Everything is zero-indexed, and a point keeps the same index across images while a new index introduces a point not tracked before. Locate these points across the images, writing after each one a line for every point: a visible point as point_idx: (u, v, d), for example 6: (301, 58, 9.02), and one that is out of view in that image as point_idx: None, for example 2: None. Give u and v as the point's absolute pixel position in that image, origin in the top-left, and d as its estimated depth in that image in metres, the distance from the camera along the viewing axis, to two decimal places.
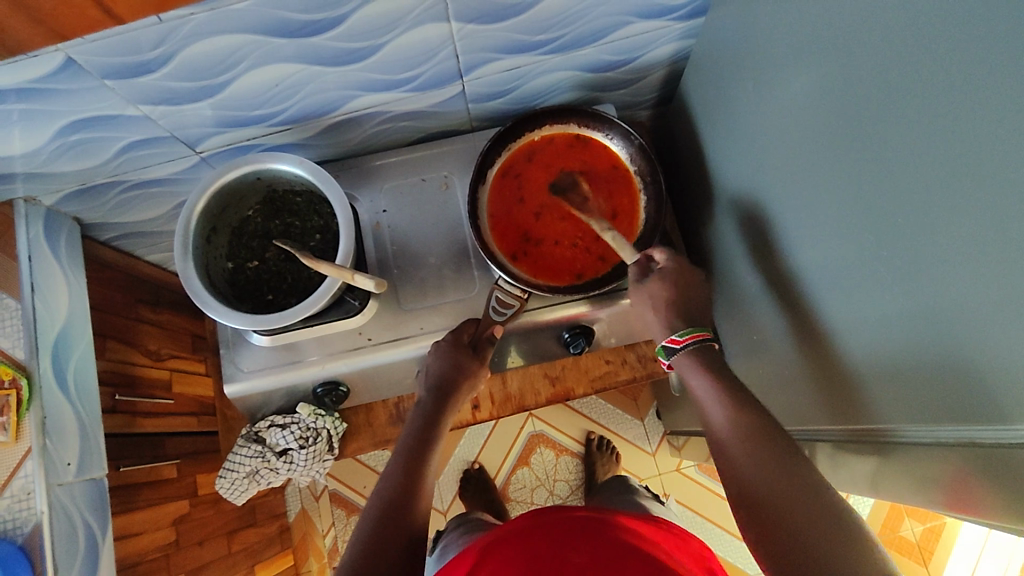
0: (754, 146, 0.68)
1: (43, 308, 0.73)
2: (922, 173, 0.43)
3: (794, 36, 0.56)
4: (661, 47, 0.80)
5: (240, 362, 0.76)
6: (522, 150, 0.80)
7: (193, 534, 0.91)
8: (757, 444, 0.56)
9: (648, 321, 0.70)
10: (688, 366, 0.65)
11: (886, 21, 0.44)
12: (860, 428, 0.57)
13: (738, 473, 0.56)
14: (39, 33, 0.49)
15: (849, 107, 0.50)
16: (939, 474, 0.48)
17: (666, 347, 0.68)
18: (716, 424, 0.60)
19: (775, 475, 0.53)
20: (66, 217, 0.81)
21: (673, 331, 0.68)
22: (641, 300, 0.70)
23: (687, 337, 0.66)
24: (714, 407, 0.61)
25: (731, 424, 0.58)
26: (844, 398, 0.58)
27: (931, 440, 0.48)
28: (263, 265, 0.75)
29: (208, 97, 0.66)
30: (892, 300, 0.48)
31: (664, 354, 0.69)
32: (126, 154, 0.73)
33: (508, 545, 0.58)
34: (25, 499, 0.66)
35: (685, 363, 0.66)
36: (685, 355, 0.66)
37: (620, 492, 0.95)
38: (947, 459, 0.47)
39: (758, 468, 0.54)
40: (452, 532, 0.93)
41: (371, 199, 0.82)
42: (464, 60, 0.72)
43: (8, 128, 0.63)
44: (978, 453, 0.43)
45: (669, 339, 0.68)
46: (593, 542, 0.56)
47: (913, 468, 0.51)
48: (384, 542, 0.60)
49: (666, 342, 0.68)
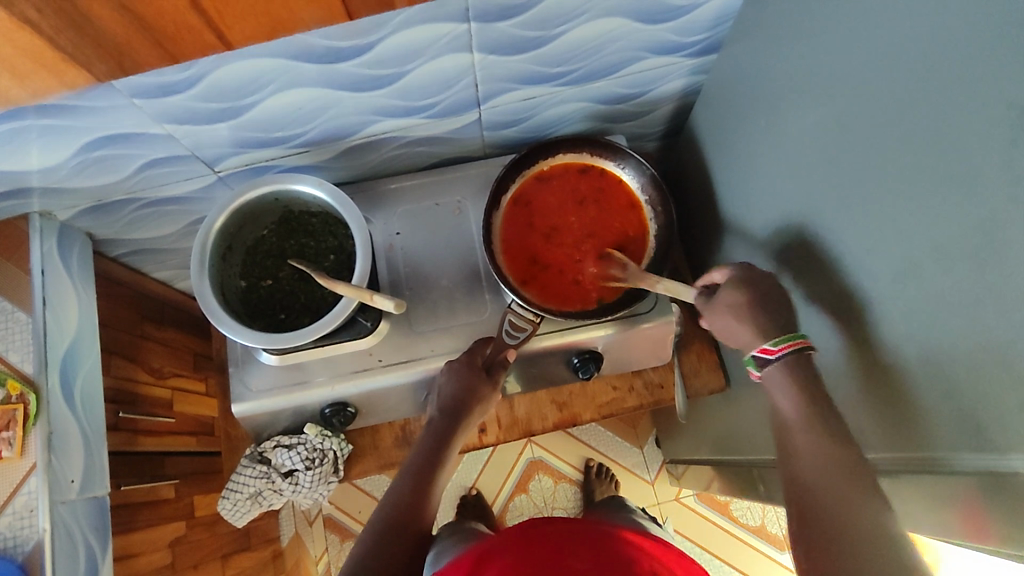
0: (765, 180, 0.70)
1: (53, 322, 0.72)
2: (936, 207, 0.44)
3: (804, 76, 0.58)
4: (671, 82, 0.83)
5: (249, 381, 0.76)
6: (535, 177, 0.82)
7: (189, 557, 0.90)
8: (821, 446, 0.58)
9: (733, 330, 0.66)
10: (780, 382, 0.62)
11: (895, 62, 0.46)
12: (876, 458, 0.58)
13: (795, 474, 0.59)
14: (153, 54, 0.54)
15: (862, 142, 0.51)
16: (951, 503, 0.49)
17: (757, 357, 0.64)
18: (788, 418, 0.61)
19: (831, 482, 0.56)
20: (79, 231, 0.81)
21: (766, 339, 0.63)
22: (721, 312, 0.67)
23: (782, 346, 0.62)
24: (771, 375, 0.63)
25: (799, 422, 0.59)
26: (863, 427, 0.59)
27: (942, 468, 0.49)
28: (276, 284, 0.76)
29: (229, 118, 0.68)
30: (907, 334, 0.50)
31: (754, 364, 0.65)
32: (144, 171, 0.73)
33: (509, 551, 0.59)
34: (27, 517, 0.65)
35: (775, 377, 0.62)
36: (778, 367, 0.62)
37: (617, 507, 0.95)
38: (958, 488, 0.47)
39: (818, 471, 0.57)
40: (445, 539, 0.93)
41: (386, 222, 0.84)
42: (483, 89, 0.74)
43: (28, 145, 0.63)
44: (986, 480, 0.44)
45: (762, 349, 0.63)
46: (595, 551, 0.58)
47: (925, 497, 0.52)
48: (384, 560, 0.62)
49: (759, 351, 0.64)
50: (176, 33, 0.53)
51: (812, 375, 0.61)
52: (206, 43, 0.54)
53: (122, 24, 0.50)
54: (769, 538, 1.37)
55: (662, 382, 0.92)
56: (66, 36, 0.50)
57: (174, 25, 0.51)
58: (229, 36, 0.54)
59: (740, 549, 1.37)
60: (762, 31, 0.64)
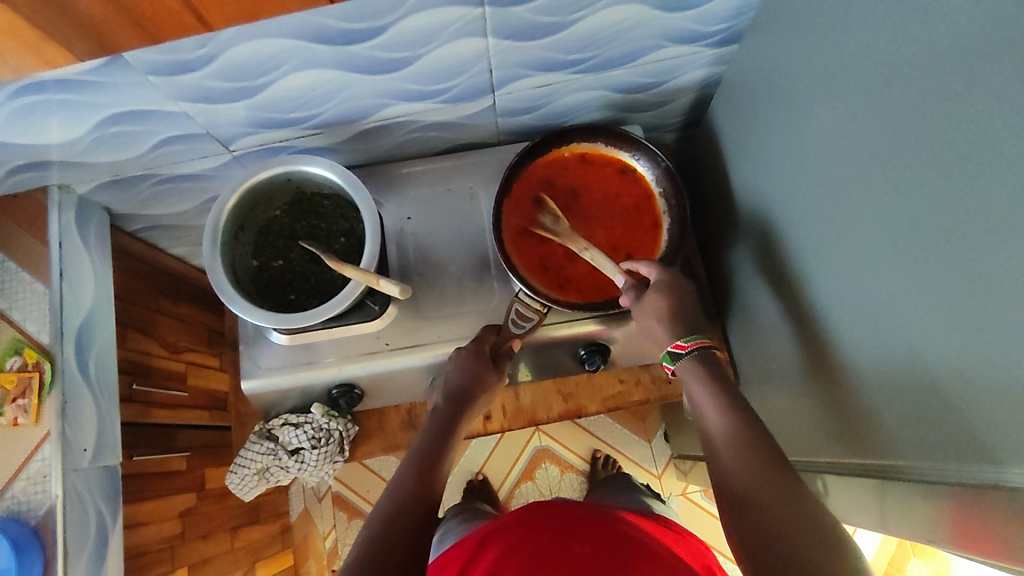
0: (780, 176, 0.68)
1: (70, 294, 0.74)
2: (950, 210, 0.43)
3: (823, 71, 0.56)
4: (691, 72, 0.81)
5: (259, 359, 0.77)
6: (548, 166, 0.81)
7: (198, 528, 0.92)
8: (741, 447, 0.57)
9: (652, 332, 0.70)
10: (690, 373, 0.66)
11: (916, 59, 0.44)
12: (868, 463, 0.57)
13: (725, 476, 0.57)
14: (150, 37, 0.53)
15: (877, 140, 0.50)
16: (945, 513, 0.48)
17: (670, 353, 0.69)
18: (715, 432, 0.60)
19: (764, 484, 0.54)
20: (97, 205, 0.82)
21: (677, 337, 0.69)
22: (645, 315, 0.70)
23: (691, 343, 0.68)
24: (682, 368, 0.67)
25: (728, 432, 0.59)
26: (856, 431, 0.58)
27: (938, 479, 0.48)
28: (287, 265, 0.76)
29: (245, 98, 0.68)
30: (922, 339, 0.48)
31: (669, 360, 0.69)
32: (161, 148, 0.74)
33: (509, 536, 0.63)
34: (40, 482, 0.67)
35: (688, 369, 0.67)
36: (688, 361, 0.67)
37: (621, 490, 0.95)
38: (953, 499, 0.46)
39: (754, 482, 0.55)
40: (451, 520, 0.96)
41: (397, 206, 0.84)
42: (498, 75, 0.73)
43: (47, 119, 0.64)
44: (986, 489, 0.43)
45: (675, 345, 0.68)
46: (596, 536, 0.60)
47: (917, 505, 0.51)
48: (398, 539, 0.60)
49: (671, 347, 0.69)
50: (153, 13, 0.52)
51: None
52: (185, 24, 0.53)
53: (99, 5, 0.49)
54: None
55: (670, 377, 0.91)
56: (46, 16, 0.49)
57: (151, 6, 0.51)
58: (210, 17, 0.53)
59: None
60: (784, 21, 0.62)
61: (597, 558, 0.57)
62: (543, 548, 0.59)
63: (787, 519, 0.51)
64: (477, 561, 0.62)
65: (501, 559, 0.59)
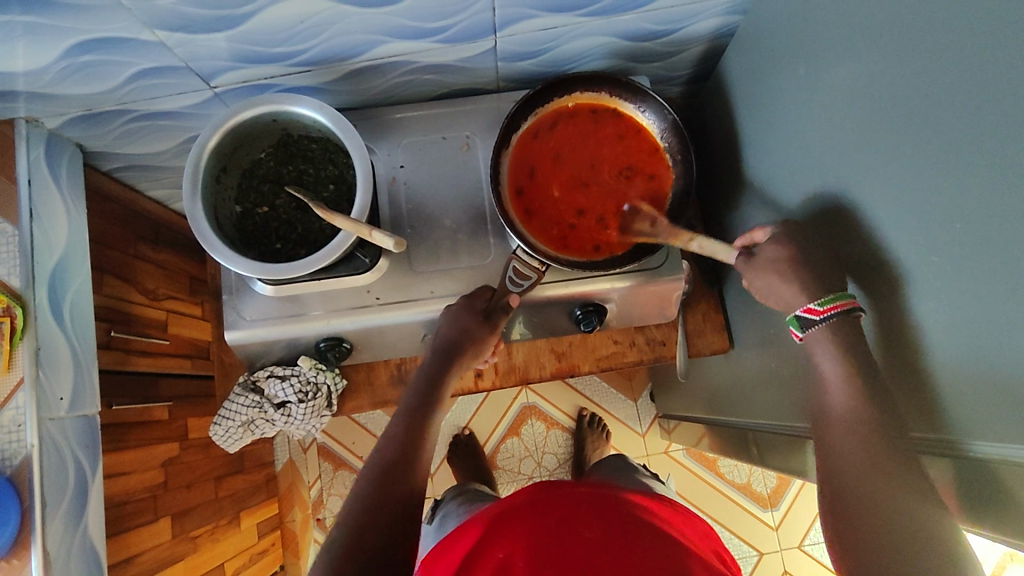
0: (795, 134, 0.65)
1: (41, 236, 0.70)
2: (986, 176, 0.40)
3: (849, 24, 0.53)
4: (704, 21, 0.76)
5: (242, 309, 0.74)
6: (548, 116, 0.77)
7: (181, 477, 0.90)
8: (856, 452, 0.53)
9: (773, 292, 0.61)
10: (821, 342, 0.57)
11: (958, 8, 0.41)
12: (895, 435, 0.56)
13: (828, 466, 0.55)
14: None
15: (907, 99, 0.47)
16: (962, 487, 0.48)
17: (799, 317, 0.58)
18: (827, 409, 0.56)
19: (874, 494, 0.50)
20: (68, 141, 0.77)
21: (812, 299, 0.57)
22: (763, 275, 0.62)
23: (830, 306, 0.56)
24: (813, 335, 0.58)
25: (836, 405, 0.55)
26: None
27: (959, 454, 0.48)
28: (272, 212, 0.73)
29: (225, 28, 0.62)
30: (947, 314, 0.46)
31: (796, 324, 0.59)
32: (137, 82, 0.69)
33: (517, 519, 0.62)
34: (15, 431, 0.64)
35: (822, 337, 0.57)
36: (822, 329, 0.57)
37: (618, 471, 0.94)
38: (972, 472, 0.47)
39: (857, 477, 0.52)
40: (451, 502, 0.95)
41: (389, 153, 0.80)
42: (500, 14, 0.68)
43: (11, 43, 0.59)
44: (975, 469, 0.46)
45: (806, 309, 0.57)
46: (607, 524, 0.60)
47: (939, 478, 0.51)
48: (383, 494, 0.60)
49: (801, 312, 0.58)
50: None
51: (857, 338, 0.55)
52: None
53: None
54: (753, 496, 1.39)
55: (665, 340, 0.90)
56: None
57: None
58: None
59: (725, 505, 1.39)
60: None
61: (607, 544, 0.57)
62: (552, 530, 0.59)
63: (889, 519, 0.49)
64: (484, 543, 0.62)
65: (509, 546, 0.59)
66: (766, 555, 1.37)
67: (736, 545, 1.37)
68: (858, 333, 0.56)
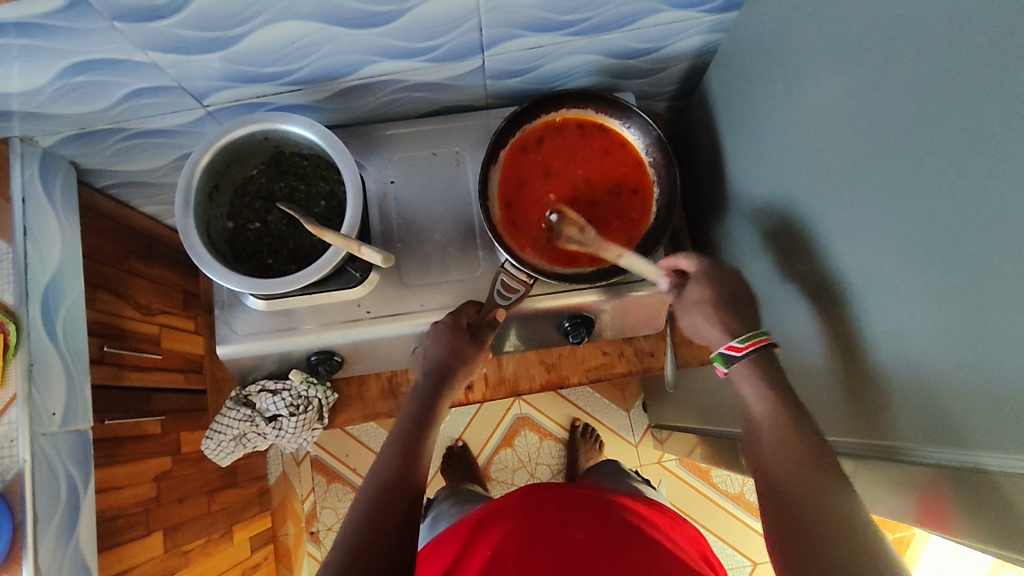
0: (775, 150, 0.67)
1: (35, 253, 0.71)
2: (953, 192, 0.42)
3: (824, 45, 0.55)
4: (687, 39, 0.78)
5: (234, 324, 0.75)
6: (535, 131, 0.78)
7: (174, 491, 0.91)
8: (796, 461, 0.56)
9: (701, 327, 0.68)
10: (747, 375, 0.63)
11: (925, 33, 0.43)
12: (868, 443, 0.57)
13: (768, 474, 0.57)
14: None
15: (880, 118, 0.48)
16: (934, 492, 0.50)
17: (724, 355, 0.65)
18: (761, 423, 0.60)
19: (818, 500, 0.53)
20: (62, 159, 0.78)
21: (733, 338, 0.65)
22: (690, 312, 0.69)
23: (749, 343, 0.64)
24: (738, 371, 0.64)
25: (771, 421, 0.60)
26: (854, 410, 0.59)
27: (931, 462, 0.49)
28: (264, 228, 0.74)
29: (218, 49, 0.64)
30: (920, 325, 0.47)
31: (722, 361, 0.65)
32: (130, 101, 0.70)
33: (508, 521, 0.63)
34: (7, 447, 0.65)
35: (744, 373, 0.63)
36: (745, 364, 0.63)
37: (609, 475, 0.95)
38: (942, 479, 0.48)
39: (798, 482, 0.55)
40: (442, 502, 0.96)
41: (380, 169, 0.81)
42: (487, 34, 0.70)
43: (7, 65, 0.60)
44: (947, 475, 0.47)
45: (730, 347, 0.64)
46: (594, 526, 0.61)
47: (910, 484, 0.52)
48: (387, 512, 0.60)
49: (726, 349, 0.65)
50: None
51: (776, 373, 0.63)
52: None
53: None
54: (747, 505, 1.40)
55: (653, 351, 0.92)
56: None
57: None
58: None
59: (719, 515, 1.40)
60: None
61: (593, 547, 0.58)
62: (542, 532, 0.60)
63: (830, 521, 0.51)
64: (477, 546, 0.63)
65: (500, 545, 0.60)
66: (759, 564, 1.37)
67: (729, 555, 1.38)
68: (777, 371, 0.63)
